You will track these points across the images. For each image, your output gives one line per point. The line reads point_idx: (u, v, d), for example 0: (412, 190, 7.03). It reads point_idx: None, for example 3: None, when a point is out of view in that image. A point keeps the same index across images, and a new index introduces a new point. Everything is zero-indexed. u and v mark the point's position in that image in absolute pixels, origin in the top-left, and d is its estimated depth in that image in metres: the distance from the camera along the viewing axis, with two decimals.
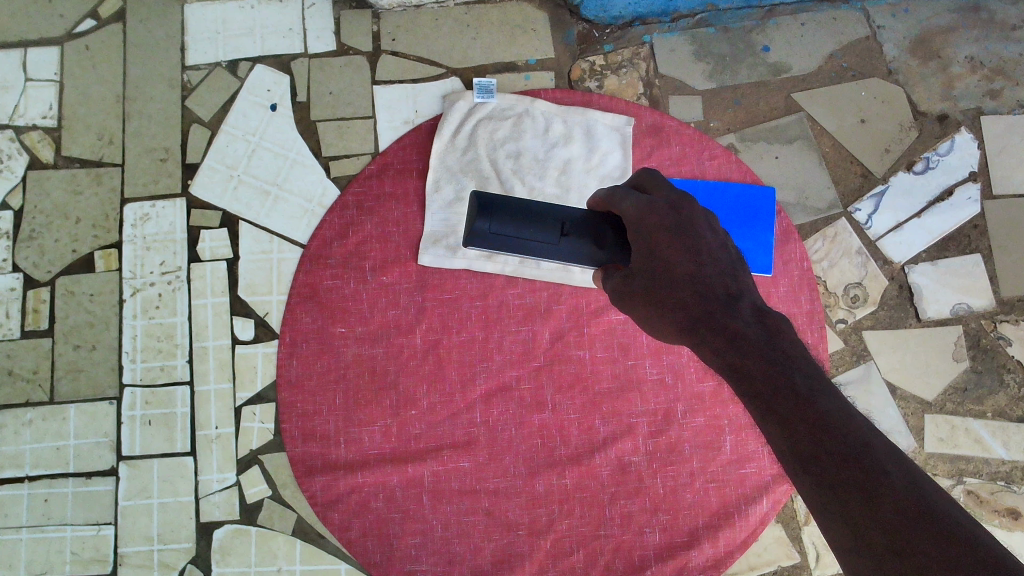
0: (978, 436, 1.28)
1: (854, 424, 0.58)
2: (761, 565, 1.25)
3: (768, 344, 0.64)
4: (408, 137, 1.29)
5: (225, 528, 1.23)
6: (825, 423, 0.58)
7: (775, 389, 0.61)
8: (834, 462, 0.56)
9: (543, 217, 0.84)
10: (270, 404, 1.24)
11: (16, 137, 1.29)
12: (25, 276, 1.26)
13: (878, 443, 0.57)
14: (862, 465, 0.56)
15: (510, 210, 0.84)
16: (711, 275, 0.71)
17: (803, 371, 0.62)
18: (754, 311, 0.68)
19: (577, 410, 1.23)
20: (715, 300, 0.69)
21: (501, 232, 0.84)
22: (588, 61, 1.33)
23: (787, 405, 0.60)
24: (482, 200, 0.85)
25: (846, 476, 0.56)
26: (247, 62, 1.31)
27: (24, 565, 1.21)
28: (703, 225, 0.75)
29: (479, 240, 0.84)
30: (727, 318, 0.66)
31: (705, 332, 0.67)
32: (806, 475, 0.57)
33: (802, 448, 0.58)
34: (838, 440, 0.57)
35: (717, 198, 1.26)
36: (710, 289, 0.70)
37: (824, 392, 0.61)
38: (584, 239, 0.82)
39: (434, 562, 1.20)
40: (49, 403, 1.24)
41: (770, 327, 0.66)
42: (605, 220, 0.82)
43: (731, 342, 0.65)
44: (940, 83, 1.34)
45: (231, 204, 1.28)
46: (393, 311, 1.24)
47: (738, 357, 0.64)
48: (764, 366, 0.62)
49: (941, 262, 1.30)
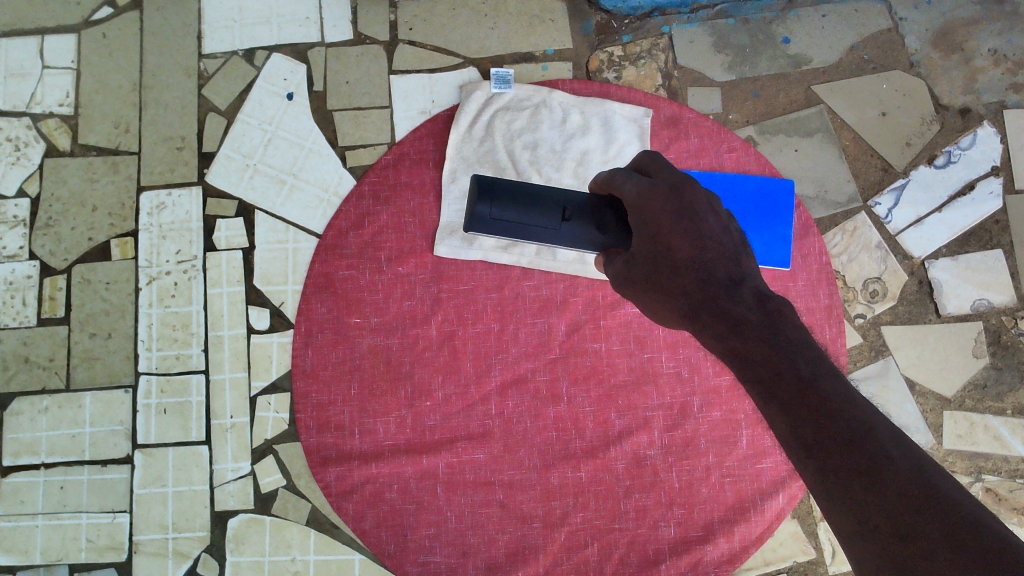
0: (997, 434, 1.26)
1: (856, 408, 0.57)
2: (776, 560, 1.25)
3: (771, 330, 0.63)
4: (424, 127, 1.29)
5: (240, 517, 1.23)
6: (827, 407, 0.58)
7: (778, 375, 0.61)
8: (837, 447, 0.56)
9: (545, 201, 0.82)
10: (286, 394, 1.24)
11: (33, 125, 1.29)
12: (42, 264, 1.26)
13: (882, 427, 0.56)
14: (866, 449, 0.55)
15: (514, 194, 0.83)
16: (713, 259, 0.70)
17: (807, 356, 0.61)
18: (756, 296, 0.66)
19: (592, 403, 1.22)
20: (717, 286, 0.68)
21: (501, 216, 0.83)
22: (607, 52, 1.32)
23: (790, 391, 0.60)
24: (483, 183, 0.83)
25: (848, 460, 0.55)
26: (264, 51, 1.31)
27: (40, 551, 1.22)
28: (704, 207, 0.72)
29: (481, 225, 0.83)
30: (729, 304, 0.66)
31: (708, 317, 0.66)
32: (810, 460, 0.57)
33: (805, 433, 0.58)
34: (841, 425, 0.56)
35: (735, 191, 1.25)
36: (712, 275, 0.69)
37: (828, 376, 0.60)
38: (587, 224, 0.80)
39: (447, 554, 1.20)
40: (65, 391, 1.24)
41: (773, 312, 0.65)
42: (607, 204, 0.80)
43: (734, 328, 0.64)
44: (963, 76, 1.32)
45: (247, 192, 1.28)
46: (409, 302, 1.23)
47: (741, 343, 0.63)
48: (767, 351, 0.62)
49: (962, 258, 1.29)
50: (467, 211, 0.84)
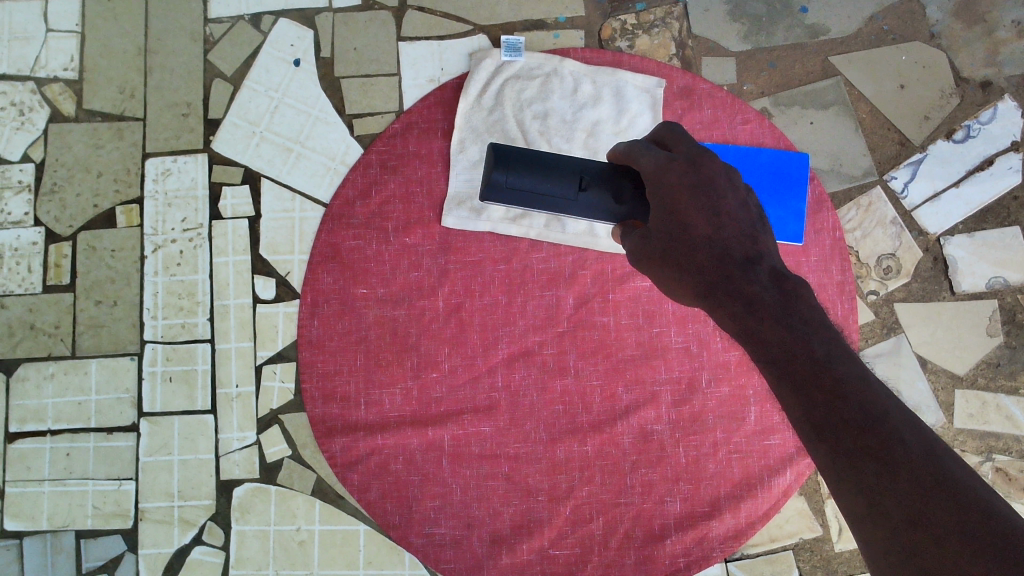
0: (1009, 413, 1.25)
1: (871, 392, 0.56)
2: (782, 537, 1.24)
3: (786, 310, 0.61)
4: (433, 96, 1.27)
5: (245, 486, 1.23)
6: (841, 390, 0.56)
7: (791, 355, 0.59)
8: (850, 430, 0.55)
9: (561, 170, 0.79)
10: (291, 363, 1.24)
11: (37, 89, 1.27)
12: (47, 231, 1.25)
13: (896, 410, 0.55)
14: (879, 433, 0.54)
15: (531, 161, 0.80)
16: (728, 236, 0.68)
17: (822, 336, 0.60)
18: (772, 275, 0.65)
19: (600, 376, 1.21)
20: (732, 264, 0.66)
21: (518, 185, 0.80)
22: (620, 20, 1.29)
23: (803, 372, 0.58)
24: (500, 151, 0.81)
25: (860, 443, 0.54)
26: (270, 16, 1.28)
27: (46, 517, 1.22)
28: (722, 181, 0.71)
29: (498, 193, 0.81)
30: (743, 282, 0.64)
31: (721, 295, 0.65)
32: (821, 443, 0.56)
33: (817, 416, 0.56)
34: (854, 408, 0.55)
35: (749, 164, 1.23)
36: (728, 253, 0.67)
37: (842, 358, 0.58)
38: (604, 194, 0.78)
39: (452, 526, 1.20)
40: (71, 358, 1.24)
41: (789, 293, 0.63)
42: (625, 173, 0.78)
43: (749, 307, 0.63)
44: (985, 48, 1.29)
45: (253, 160, 1.27)
46: (416, 273, 1.22)
47: (754, 322, 0.62)
48: (780, 332, 0.60)
49: (978, 235, 1.26)
50: (483, 178, 0.81)
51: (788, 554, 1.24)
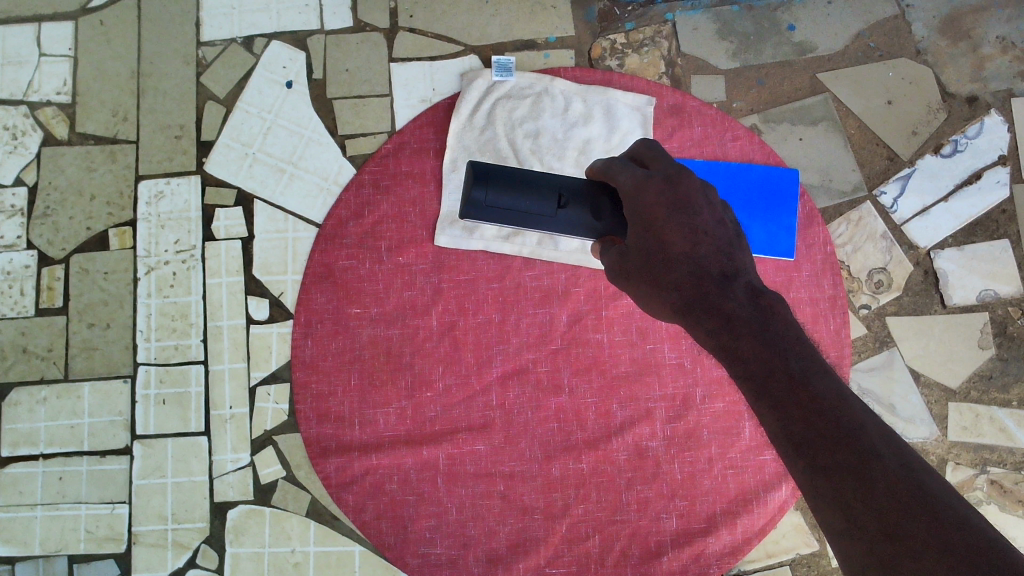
0: (1002, 425, 1.25)
1: (848, 408, 0.56)
2: (779, 553, 1.24)
3: (763, 326, 0.62)
4: (425, 116, 1.27)
5: (239, 508, 1.22)
6: (818, 405, 0.57)
7: (769, 372, 0.59)
8: (827, 446, 0.55)
9: (541, 186, 0.80)
10: (285, 384, 1.24)
11: (30, 113, 1.28)
12: (40, 254, 1.25)
13: (873, 426, 0.55)
14: (855, 448, 0.54)
15: (509, 179, 0.81)
16: (706, 254, 0.68)
17: (798, 353, 0.60)
18: (749, 291, 0.66)
19: (594, 394, 1.21)
20: (709, 281, 0.66)
21: (498, 203, 0.81)
22: (610, 39, 1.30)
23: (780, 388, 0.59)
24: (479, 169, 0.81)
25: (838, 459, 0.54)
26: (263, 39, 1.29)
27: (38, 542, 1.21)
28: (699, 200, 0.71)
29: (477, 211, 0.81)
30: (720, 299, 0.65)
31: (700, 313, 0.65)
32: (799, 458, 0.56)
33: (794, 431, 0.57)
34: (832, 423, 0.55)
35: (739, 181, 1.24)
36: (705, 269, 0.67)
37: (819, 373, 0.59)
38: (583, 210, 0.79)
39: (447, 545, 1.19)
40: (64, 381, 1.24)
41: (765, 309, 0.64)
42: (604, 189, 0.79)
43: (726, 324, 0.63)
44: (971, 64, 1.30)
45: (246, 181, 1.27)
46: (409, 292, 1.22)
47: (731, 338, 0.62)
48: (757, 347, 0.61)
49: (968, 248, 1.27)
50: (462, 196, 0.81)
51: (785, 569, 1.24)
